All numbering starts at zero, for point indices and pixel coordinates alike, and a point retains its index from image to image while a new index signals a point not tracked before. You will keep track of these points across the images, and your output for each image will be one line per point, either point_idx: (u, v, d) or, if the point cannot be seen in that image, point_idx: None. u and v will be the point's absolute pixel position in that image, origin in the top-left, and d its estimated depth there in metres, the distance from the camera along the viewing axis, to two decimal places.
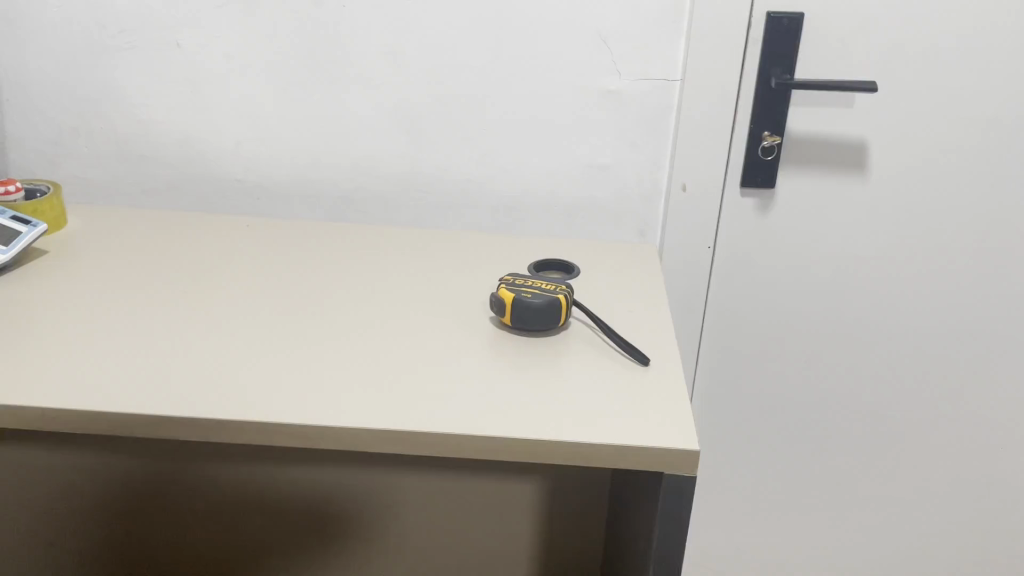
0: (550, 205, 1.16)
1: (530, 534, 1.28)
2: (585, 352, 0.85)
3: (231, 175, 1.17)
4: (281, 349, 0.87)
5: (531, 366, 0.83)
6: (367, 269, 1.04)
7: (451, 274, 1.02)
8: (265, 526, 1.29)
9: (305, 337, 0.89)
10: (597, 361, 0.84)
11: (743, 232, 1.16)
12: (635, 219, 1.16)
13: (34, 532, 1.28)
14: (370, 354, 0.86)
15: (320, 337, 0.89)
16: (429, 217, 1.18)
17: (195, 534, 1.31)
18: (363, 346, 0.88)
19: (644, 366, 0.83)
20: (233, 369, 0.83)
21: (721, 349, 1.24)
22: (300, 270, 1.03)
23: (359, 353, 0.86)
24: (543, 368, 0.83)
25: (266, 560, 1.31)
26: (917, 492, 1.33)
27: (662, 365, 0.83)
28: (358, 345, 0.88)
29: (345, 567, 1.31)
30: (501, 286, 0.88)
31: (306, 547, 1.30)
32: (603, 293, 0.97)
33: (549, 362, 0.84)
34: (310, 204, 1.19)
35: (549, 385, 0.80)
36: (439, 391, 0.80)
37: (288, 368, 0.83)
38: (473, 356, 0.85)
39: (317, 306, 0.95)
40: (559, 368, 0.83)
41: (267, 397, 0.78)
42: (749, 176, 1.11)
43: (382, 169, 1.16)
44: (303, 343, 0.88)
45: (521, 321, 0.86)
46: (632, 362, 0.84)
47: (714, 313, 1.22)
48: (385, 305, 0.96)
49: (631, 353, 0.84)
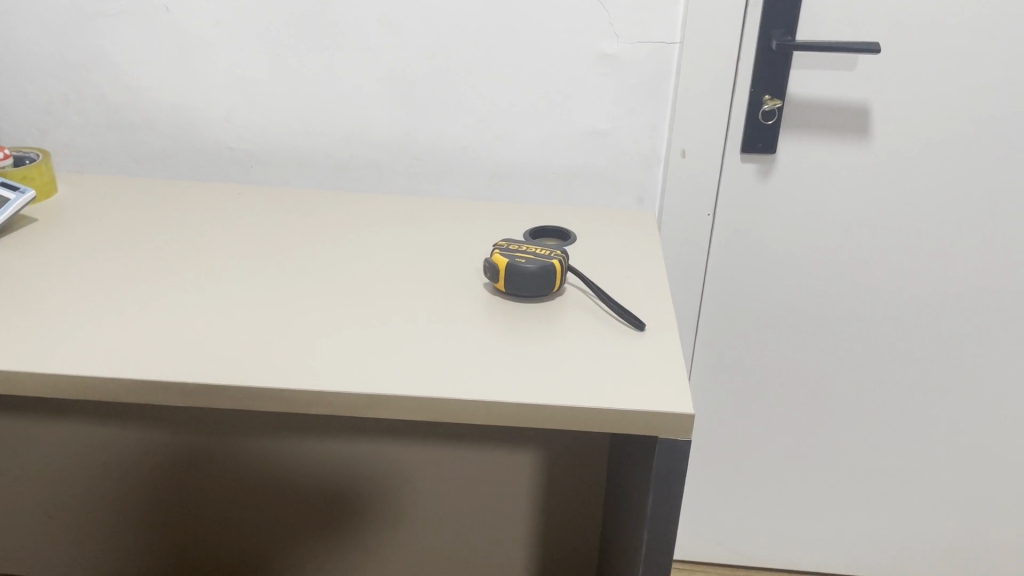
0: (547, 172, 1.14)
1: (528, 505, 1.27)
2: (580, 318, 0.84)
3: (223, 144, 1.16)
4: (272, 316, 0.86)
5: (523, 333, 0.82)
6: (359, 237, 1.02)
7: (444, 241, 1.01)
8: (263, 495, 1.28)
9: (295, 304, 0.88)
10: (591, 328, 0.82)
11: (742, 199, 1.14)
12: (634, 186, 1.15)
13: (34, 502, 1.28)
14: (361, 321, 0.85)
15: (310, 304, 0.88)
16: (424, 185, 1.17)
17: (194, 503, 1.30)
18: (354, 313, 0.86)
19: (640, 332, 0.81)
20: (223, 336, 0.82)
21: (720, 320, 1.23)
22: (290, 237, 1.02)
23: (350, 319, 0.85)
24: (537, 335, 0.82)
25: (265, 528, 1.31)
26: (919, 461, 1.32)
27: (657, 331, 0.82)
28: (349, 312, 0.87)
29: (343, 537, 1.30)
30: (495, 251, 0.87)
31: (304, 516, 1.29)
32: (598, 260, 0.95)
33: (543, 328, 0.83)
34: (304, 172, 1.17)
35: (543, 351, 0.79)
36: (431, 357, 0.78)
37: (279, 336, 0.82)
38: (466, 322, 0.84)
39: (308, 274, 0.94)
40: (553, 333, 0.82)
41: (257, 364, 0.77)
42: (748, 141, 1.09)
43: (375, 138, 1.14)
44: (294, 310, 0.87)
45: (516, 286, 0.85)
46: (629, 327, 0.82)
47: (711, 283, 1.21)
48: (377, 273, 0.94)
49: (627, 319, 0.82)
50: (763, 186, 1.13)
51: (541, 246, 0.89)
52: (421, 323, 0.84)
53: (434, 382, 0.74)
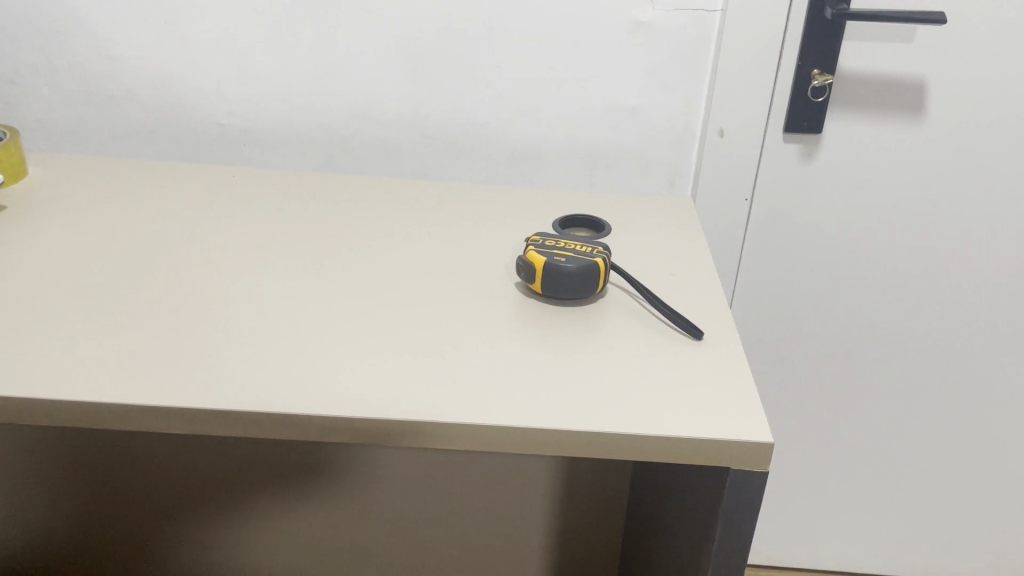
0: (571, 152, 1.05)
1: (544, 471, 1.21)
2: (626, 324, 0.75)
3: (212, 119, 1.05)
4: (278, 320, 0.75)
5: (564, 341, 0.73)
6: (369, 229, 0.92)
7: (463, 232, 0.91)
8: (260, 464, 1.20)
9: (303, 306, 0.78)
10: (641, 335, 0.73)
11: (782, 181, 1.05)
12: (666, 167, 1.05)
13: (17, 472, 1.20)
14: (379, 326, 0.75)
15: (319, 306, 0.78)
16: (435, 165, 1.06)
17: (187, 473, 1.22)
18: (371, 317, 0.76)
19: (698, 341, 0.72)
20: (223, 344, 0.71)
21: (753, 311, 1.15)
22: (291, 227, 0.92)
23: (367, 324, 0.75)
24: (580, 344, 0.72)
25: (263, 500, 1.23)
26: (955, 454, 1.25)
27: (716, 341, 0.72)
28: (365, 315, 0.77)
29: (349, 505, 1.24)
30: (529, 248, 0.77)
31: (308, 481, 1.22)
32: (637, 255, 0.86)
33: (587, 336, 0.73)
34: (302, 151, 1.06)
35: (589, 363, 0.70)
36: (462, 370, 0.69)
37: (287, 343, 0.72)
38: (499, 328, 0.75)
39: (315, 270, 0.84)
40: (599, 341, 0.72)
41: (263, 379, 0.67)
42: (794, 120, 1.00)
43: (381, 113, 1.03)
44: (301, 312, 0.77)
45: (555, 288, 0.75)
46: (685, 336, 0.73)
47: (745, 273, 1.12)
48: (392, 269, 0.85)
49: (681, 325, 0.73)
50: (805, 168, 1.04)
51: (580, 241, 0.79)
52: (447, 329, 0.75)
53: (467, 402, 0.65)
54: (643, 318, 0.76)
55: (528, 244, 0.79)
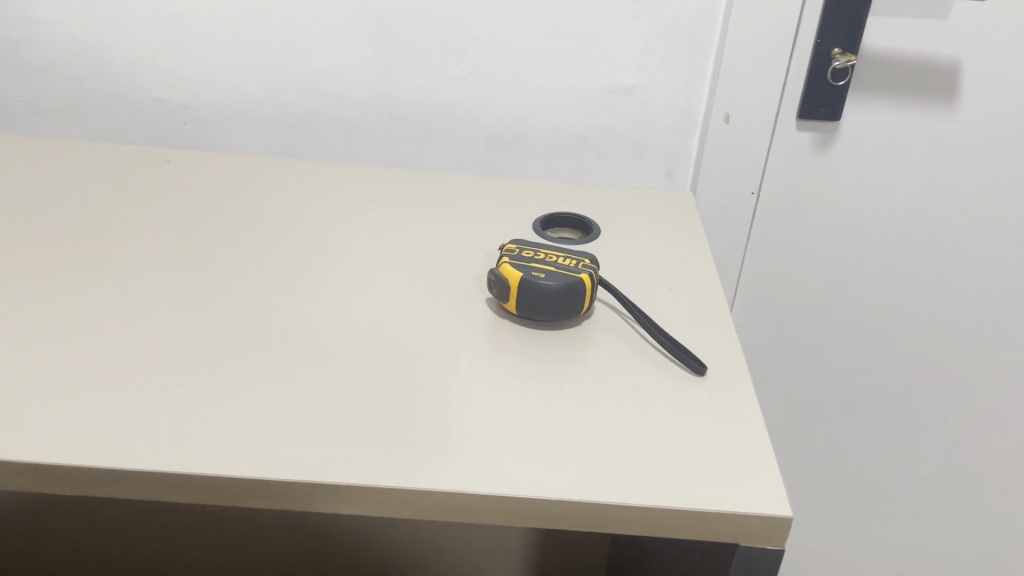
0: (556, 136, 0.93)
1: None
2: (617, 352, 0.63)
3: (148, 92, 0.92)
4: (199, 329, 0.63)
5: (541, 371, 0.61)
6: (321, 221, 0.80)
7: (431, 229, 0.79)
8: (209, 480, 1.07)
9: (233, 312, 0.66)
10: (635, 366, 0.62)
11: (793, 169, 0.93)
12: (662, 156, 0.94)
13: None
14: (323, 342, 0.63)
15: (251, 313, 0.66)
16: (404, 149, 0.94)
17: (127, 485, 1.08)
18: (314, 329, 0.64)
19: (699, 377, 0.61)
20: (131, 362, 0.59)
21: (755, 310, 1.04)
22: (231, 218, 0.79)
23: (309, 338, 0.63)
24: (561, 375, 0.61)
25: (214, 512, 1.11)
26: (969, 469, 1.15)
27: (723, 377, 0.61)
28: (306, 327, 0.65)
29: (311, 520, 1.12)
30: (502, 261, 0.65)
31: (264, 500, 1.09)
32: (631, 260, 0.74)
33: (569, 365, 0.62)
34: (252, 132, 0.94)
35: (571, 401, 0.58)
36: (420, 403, 0.57)
37: (208, 359, 0.60)
38: (466, 349, 0.63)
39: (253, 270, 0.72)
40: (583, 372, 0.61)
41: (173, 409, 0.55)
42: (809, 105, 0.88)
43: (342, 91, 0.91)
44: (231, 321, 0.64)
45: (533, 310, 0.64)
46: (683, 370, 0.62)
47: (749, 270, 1.01)
48: (344, 269, 0.73)
49: (680, 357, 0.62)
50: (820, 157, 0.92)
51: (563, 251, 0.67)
52: (403, 346, 0.63)
53: (424, 455, 0.53)
54: (636, 345, 0.64)
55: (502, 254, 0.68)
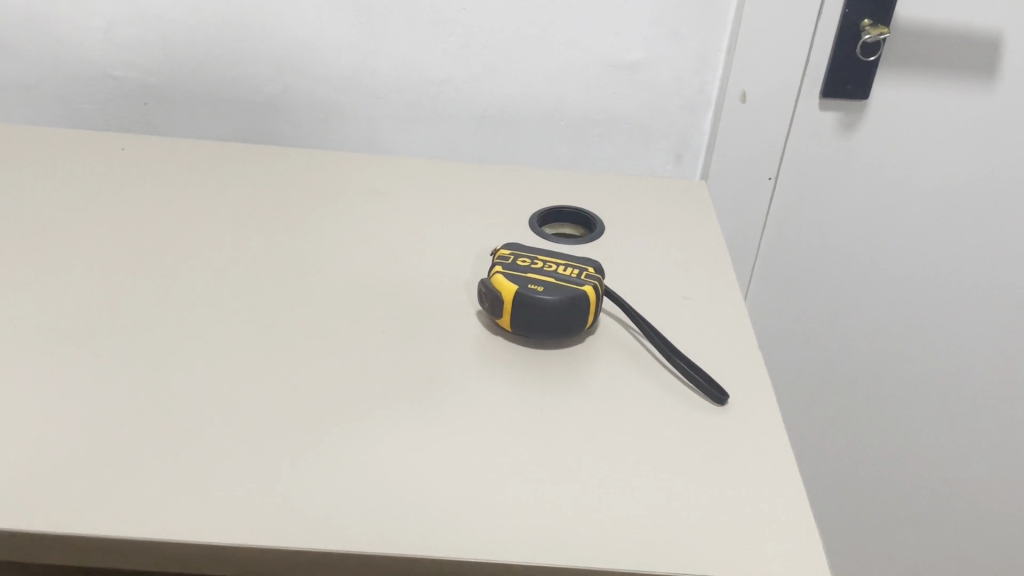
0: (555, 116, 0.84)
1: None
2: (627, 373, 0.56)
3: (102, 70, 0.82)
4: (148, 349, 0.55)
5: (541, 398, 0.53)
6: (294, 216, 0.71)
7: (417, 223, 0.71)
8: None
9: (190, 328, 0.57)
10: (648, 392, 0.54)
11: (817, 150, 0.85)
12: (671, 138, 0.85)
13: None
14: (291, 362, 0.55)
15: (209, 327, 0.58)
16: (387, 131, 0.86)
17: None
18: (282, 347, 0.56)
19: (721, 407, 0.54)
20: (64, 391, 0.51)
21: (770, 300, 0.96)
22: (193, 214, 0.71)
23: (275, 358, 0.55)
24: (564, 402, 0.53)
25: None
26: (994, 470, 1.08)
27: (748, 405, 0.54)
28: (272, 344, 0.56)
29: None
30: (496, 270, 0.58)
31: None
32: (640, 260, 0.66)
33: (573, 391, 0.54)
34: (220, 112, 0.85)
35: (577, 436, 0.51)
36: (401, 438, 0.49)
37: (157, 387, 0.52)
38: (455, 368, 0.55)
39: (216, 275, 0.63)
40: (588, 397, 0.54)
41: (112, 454, 0.47)
42: (835, 83, 0.79)
43: (318, 68, 0.82)
44: (186, 338, 0.56)
45: (530, 328, 0.56)
46: (702, 398, 0.54)
47: (765, 258, 0.93)
48: (317, 273, 0.64)
49: (698, 382, 0.54)
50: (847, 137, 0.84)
51: (564, 257, 0.59)
52: (383, 366, 0.55)
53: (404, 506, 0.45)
54: (649, 366, 0.57)
55: (494, 261, 0.60)
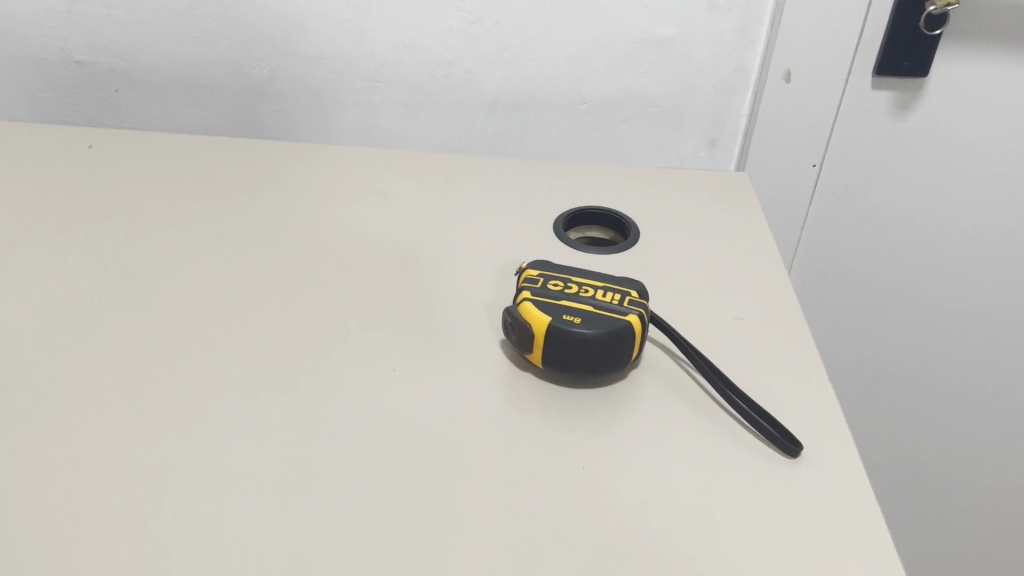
0: (576, 99, 0.75)
1: None
2: (681, 415, 0.48)
3: (65, 55, 0.73)
4: (124, 398, 0.47)
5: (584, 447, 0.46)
6: (290, 223, 0.63)
7: (429, 229, 0.63)
8: None
9: (173, 368, 0.50)
10: (709, 438, 0.47)
11: (868, 135, 0.76)
12: (704, 122, 0.77)
13: None
14: (290, 412, 0.47)
15: (194, 369, 0.50)
16: (389, 117, 0.77)
17: None
18: (280, 393, 0.48)
19: (793, 458, 0.45)
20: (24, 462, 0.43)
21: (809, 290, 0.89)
22: (175, 222, 0.63)
23: (271, 406, 0.47)
24: (612, 453, 0.45)
25: None
26: None
27: (827, 453, 0.46)
28: (267, 389, 0.49)
29: None
30: (522, 297, 0.49)
31: None
32: (685, 271, 0.58)
33: (622, 437, 0.46)
34: (200, 99, 0.76)
35: (631, 499, 0.43)
36: (420, 510, 0.42)
37: (135, 449, 0.44)
38: (482, 415, 0.47)
39: (201, 301, 0.55)
40: (638, 443, 0.46)
41: (80, 544, 0.40)
42: (893, 61, 0.70)
43: (308, 48, 0.72)
44: (167, 384, 0.49)
45: (566, 366, 0.48)
46: (770, 447, 0.46)
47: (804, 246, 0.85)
48: (317, 294, 0.56)
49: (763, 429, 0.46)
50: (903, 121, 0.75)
51: (602, 277, 0.51)
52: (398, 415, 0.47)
53: None
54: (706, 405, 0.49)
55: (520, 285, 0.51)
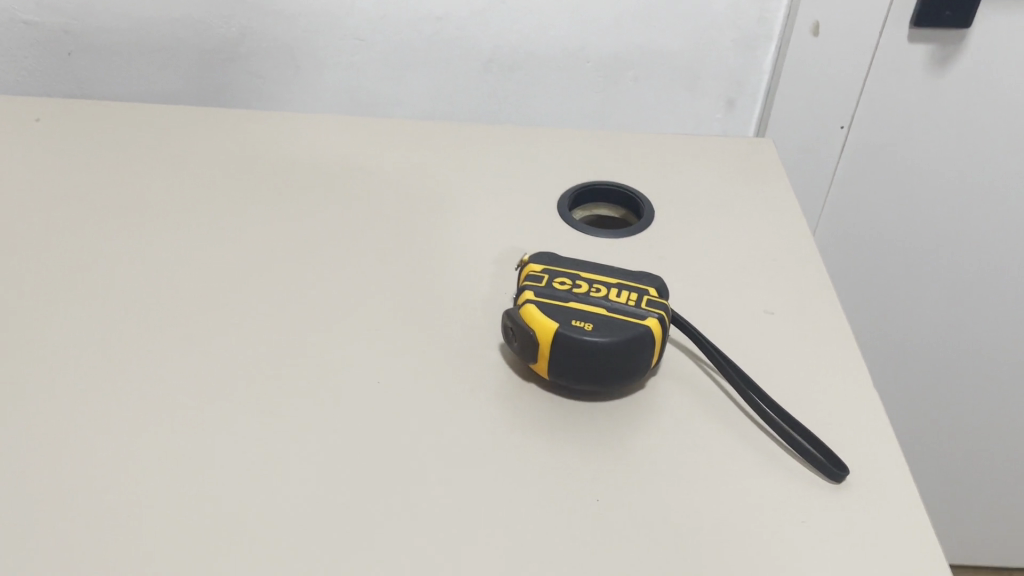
0: (580, 56, 0.68)
1: None
2: (711, 421, 0.42)
3: (10, 15, 0.65)
4: (68, 412, 0.41)
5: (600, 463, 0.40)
6: (262, 203, 0.56)
7: (418, 208, 0.56)
8: None
9: (126, 372, 0.43)
10: (743, 449, 0.41)
11: (902, 89, 0.69)
12: (721, 81, 0.70)
13: None
14: (261, 422, 0.41)
15: (150, 372, 0.43)
16: (373, 78, 0.69)
17: None
18: (248, 400, 0.42)
19: (837, 484, 0.39)
20: None
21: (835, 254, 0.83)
22: (133, 204, 0.56)
23: (240, 416, 0.41)
24: (634, 470, 0.39)
25: None
26: None
27: (880, 464, 0.40)
28: (234, 393, 0.42)
29: None
30: (525, 297, 0.43)
31: None
32: (705, 257, 0.52)
33: (644, 450, 0.40)
34: (164, 62, 0.68)
35: (657, 528, 0.37)
36: (409, 550, 0.36)
37: (79, 475, 0.38)
38: (481, 426, 0.41)
39: (160, 291, 0.49)
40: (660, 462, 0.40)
41: None
42: (932, 9, 0.63)
43: (280, 5, 0.65)
44: (119, 391, 0.42)
45: (576, 377, 0.41)
46: (811, 470, 0.40)
47: (830, 209, 0.79)
48: (293, 281, 0.50)
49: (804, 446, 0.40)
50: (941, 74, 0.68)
51: (616, 272, 0.44)
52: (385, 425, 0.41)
53: None
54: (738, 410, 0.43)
55: (523, 282, 0.45)
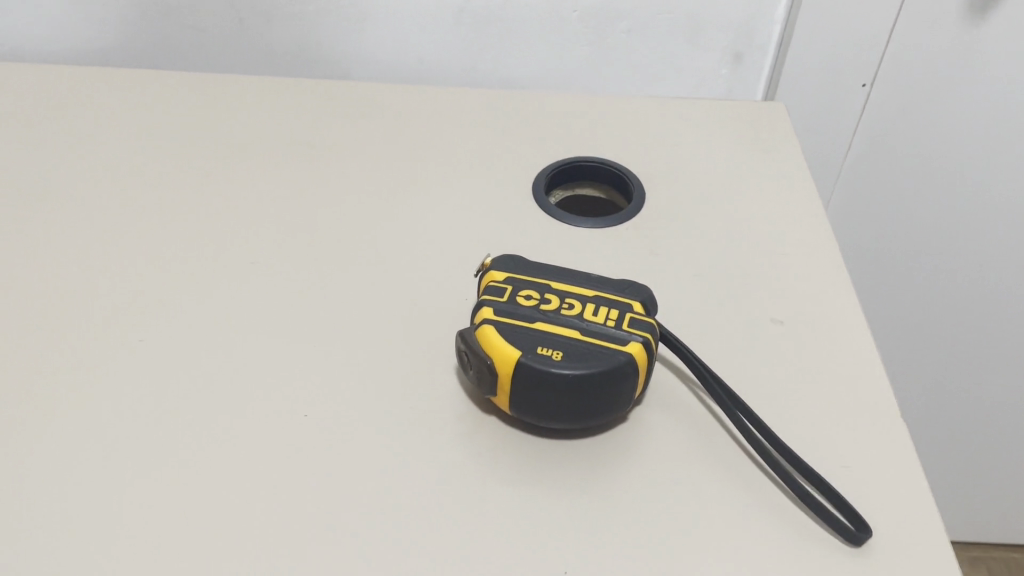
0: (567, 8, 0.59)
1: None
2: (710, 464, 0.35)
3: None
4: None
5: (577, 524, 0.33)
6: (191, 192, 0.49)
7: (373, 191, 0.48)
8: None
9: (13, 406, 0.37)
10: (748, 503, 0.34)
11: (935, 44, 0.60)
12: (727, 35, 0.61)
13: None
14: (168, 471, 0.34)
15: (42, 410, 0.37)
16: (334, 35, 0.61)
17: None
18: (155, 440, 0.35)
19: (855, 546, 0.32)
20: None
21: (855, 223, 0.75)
22: (42, 193, 0.48)
23: (144, 463, 0.35)
24: (617, 533, 0.33)
25: None
26: None
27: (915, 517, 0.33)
28: (141, 435, 0.36)
29: None
30: (482, 315, 0.35)
31: None
32: (704, 253, 0.45)
33: (628, 505, 0.33)
34: (94, 17, 0.60)
35: None
36: None
37: None
38: (433, 476, 0.34)
39: (62, 302, 0.42)
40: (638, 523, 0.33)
41: None
42: None
43: None
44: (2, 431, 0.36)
45: (543, 415, 0.34)
46: (824, 528, 0.33)
47: (849, 173, 0.70)
48: (220, 289, 0.42)
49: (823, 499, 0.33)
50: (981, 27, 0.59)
51: (595, 282, 0.37)
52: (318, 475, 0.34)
53: None
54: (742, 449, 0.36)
55: (482, 292, 0.37)
